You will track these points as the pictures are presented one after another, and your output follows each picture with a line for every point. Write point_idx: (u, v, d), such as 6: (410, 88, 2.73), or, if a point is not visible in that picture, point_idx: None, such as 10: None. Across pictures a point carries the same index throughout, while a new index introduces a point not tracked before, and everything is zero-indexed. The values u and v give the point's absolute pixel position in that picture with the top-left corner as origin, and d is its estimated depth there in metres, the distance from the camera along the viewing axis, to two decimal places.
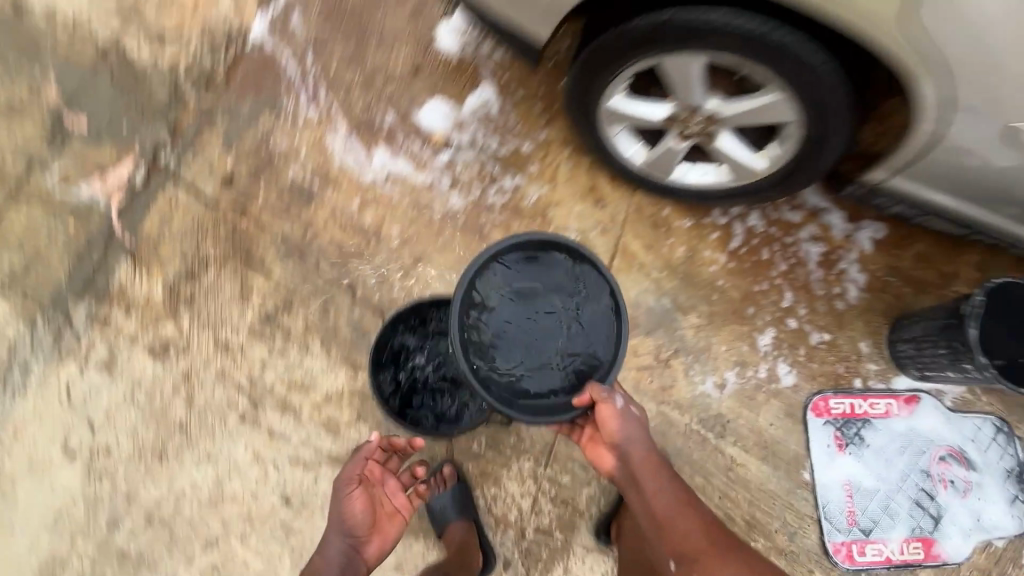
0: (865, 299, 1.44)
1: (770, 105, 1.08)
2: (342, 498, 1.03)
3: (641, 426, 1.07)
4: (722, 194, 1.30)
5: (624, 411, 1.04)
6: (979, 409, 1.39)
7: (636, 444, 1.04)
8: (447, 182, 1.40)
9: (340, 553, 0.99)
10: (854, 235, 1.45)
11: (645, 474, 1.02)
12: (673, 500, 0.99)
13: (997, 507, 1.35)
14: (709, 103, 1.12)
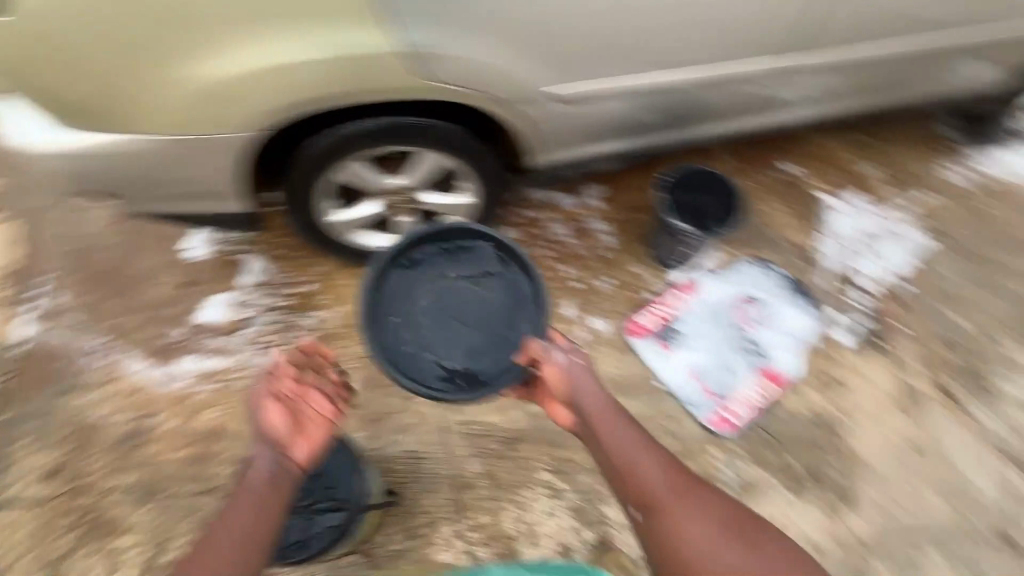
0: (618, 236, 1.76)
1: (425, 162, 1.39)
2: (257, 406, 0.94)
3: (592, 375, 1.08)
4: None
5: (569, 363, 1.07)
6: (738, 261, 1.75)
7: (587, 394, 1.05)
8: (253, 353, 1.54)
9: (281, 454, 0.90)
10: (582, 201, 1.81)
11: (601, 423, 1.02)
12: (631, 444, 1.00)
13: (795, 317, 1.66)
14: (391, 183, 1.42)
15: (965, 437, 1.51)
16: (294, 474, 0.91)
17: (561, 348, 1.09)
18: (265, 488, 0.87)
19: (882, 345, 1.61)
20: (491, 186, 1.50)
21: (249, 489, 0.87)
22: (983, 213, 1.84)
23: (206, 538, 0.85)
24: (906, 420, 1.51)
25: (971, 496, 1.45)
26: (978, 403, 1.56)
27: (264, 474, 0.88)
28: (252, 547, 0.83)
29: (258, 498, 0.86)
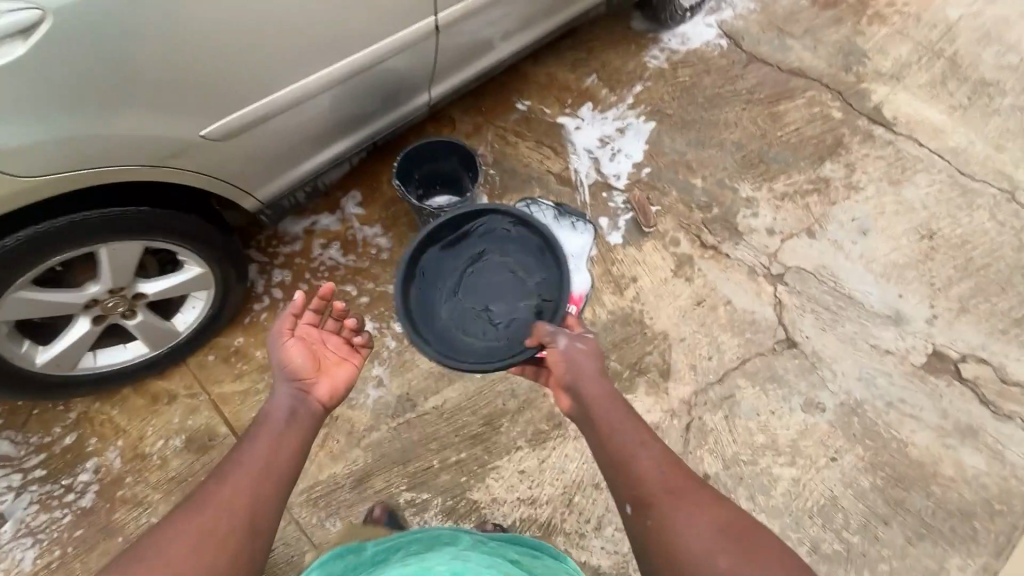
0: (389, 238, 1.76)
1: (109, 256, 1.20)
2: (278, 346, 1.09)
3: (593, 359, 1.08)
4: (215, 299, 1.44)
5: (568, 347, 1.08)
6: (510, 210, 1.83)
7: (587, 378, 1.03)
8: (31, 541, 1.34)
9: (291, 395, 1.03)
10: (345, 218, 1.78)
11: (599, 410, 0.99)
12: (628, 436, 0.94)
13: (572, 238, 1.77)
14: (89, 294, 1.23)
15: (737, 277, 1.71)
16: (308, 411, 1.03)
17: (562, 333, 1.11)
18: (281, 425, 0.98)
19: (647, 231, 1.80)
20: (217, 245, 1.35)
21: (269, 423, 0.98)
22: (687, 83, 2.08)
23: (238, 455, 0.93)
24: (686, 285, 1.71)
25: (758, 321, 1.65)
26: (736, 242, 1.78)
27: (290, 405, 1.01)
28: (270, 477, 0.90)
29: (275, 438, 0.95)
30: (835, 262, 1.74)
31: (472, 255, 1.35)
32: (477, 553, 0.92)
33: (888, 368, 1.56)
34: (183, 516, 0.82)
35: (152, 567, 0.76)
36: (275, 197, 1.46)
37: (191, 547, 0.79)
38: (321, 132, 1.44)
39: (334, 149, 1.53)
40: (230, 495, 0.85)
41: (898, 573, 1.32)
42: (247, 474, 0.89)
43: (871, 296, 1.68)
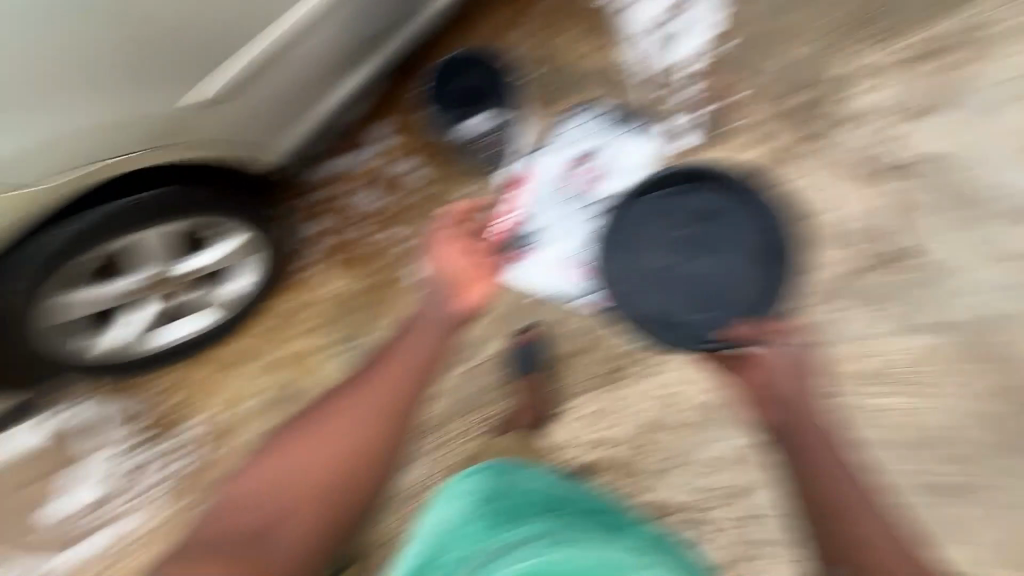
0: (428, 170, 1.60)
1: (138, 241, 1.19)
2: (436, 252, 1.25)
3: (800, 378, 0.99)
4: (257, 273, 1.43)
5: (774, 355, 1.00)
6: (558, 124, 1.60)
7: (797, 405, 0.96)
8: (161, 492, 1.53)
9: (440, 300, 1.17)
10: (378, 154, 1.62)
11: (812, 451, 0.93)
12: (853, 498, 0.89)
13: (634, 152, 1.55)
14: (132, 278, 1.26)
15: (838, 178, 1.43)
16: (439, 337, 1.11)
17: (770, 335, 1.02)
18: (430, 325, 1.13)
19: (726, 129, 1.50)
20: (247, 204, 1.30)
21: (420, 323, 1.14)
22: None
23: (384, 364, 1.07)
24: (773, 193, 1.46)
25: (864, 230, 1.40)
26: (840, 130, 1.45)
27: (430, 333, 1.11)
28: (416, 371, 1.05)
29: (409, 363, 1.05)
30: (970, 144, 1.40)
31: (723, 219, 1.28)
32: (633, 543, 1.00)
33: (1019, 276, 1.35)
34: (354, 399, 1.01)
35: (313, 444, 0.96)
36: (296, 145, 1.36)
37: (340, 440, 0.96)
38: (324, 62, 1.29)
39: (344, 80, 1.37)
40: (374, 405, 1.00)
41: (992, 492, 1.30)
42: (385, 388, 1.02)
43: (1010, 184, 1.38)
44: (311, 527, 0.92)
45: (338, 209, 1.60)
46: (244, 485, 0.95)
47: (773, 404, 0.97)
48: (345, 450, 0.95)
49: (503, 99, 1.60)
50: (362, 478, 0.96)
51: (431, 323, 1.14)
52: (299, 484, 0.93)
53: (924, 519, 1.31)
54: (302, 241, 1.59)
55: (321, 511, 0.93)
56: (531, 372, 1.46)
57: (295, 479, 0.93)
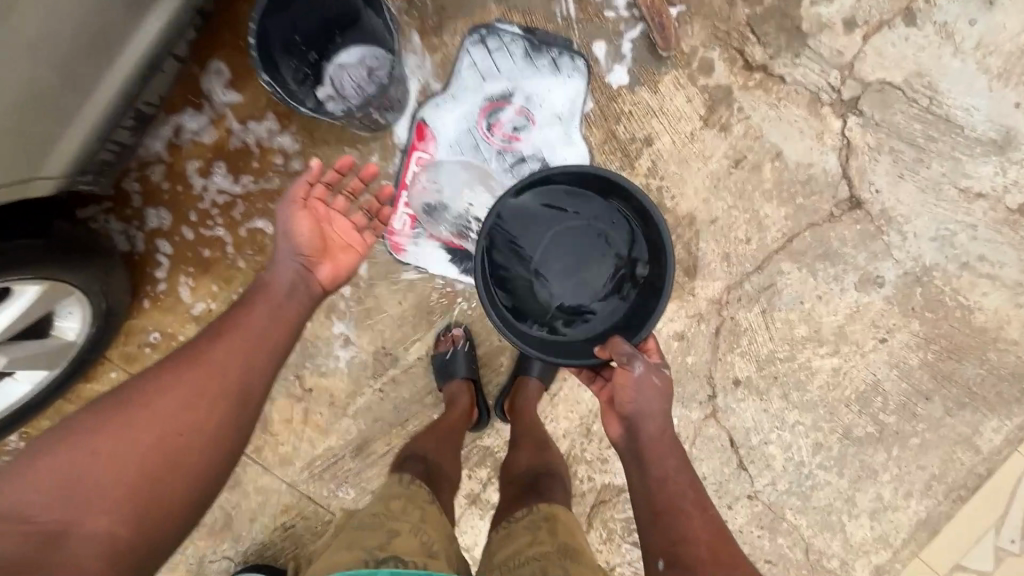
0: (294, 137, 1.21)
1: None
2: (287, 215, 1.00)
3: (662, 399, 0.96)
4: (92, 309, 1.10)
5: (642, 379, 0.94)
6: (454, 61, 1.23)
7: (652, 420, 0.93)
8: None
9: (295, 270, 0.98)
10: (218, 116, 1.20)
11: (654, 452, 0.91)
12: (685, 493, 0.88)
13: (553, 94, 1.23)
14: None
15: (794, 115, 1.22)
16: (307, 290, 1.00)
17: (641, 359, 0.95)
18: (281, 297, 0.97)
19: (666, 58, 1.21)
20: (51, 251, 0.97)
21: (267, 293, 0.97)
22: None
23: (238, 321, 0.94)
24: (720, 137, 1.23)
25: (816, 176, 1.23)
26: (797, 53, 1.20)
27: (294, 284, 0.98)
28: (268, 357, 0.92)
29: (268, 317, 0.94)
30: (938, 65, 1.20)
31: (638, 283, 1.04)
32: None
33: (973, 218, 1.23)
34: (177, 375, 0.85)
35: (139, 420, 0.81)
36: (87, 146, 0.97)
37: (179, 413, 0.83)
38: (86, 25, 0.85)
39: (134, 39, 0.94)
40: (225, 368, 0.88)
41: (929, 444, 1.28)
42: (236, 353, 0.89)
43: (978, 111, 1.20)
44: (128, 525, 0.75)
45: (178, 197, 1.21)
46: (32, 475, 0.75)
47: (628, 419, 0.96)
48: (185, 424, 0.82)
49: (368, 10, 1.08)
50: (206, 459, 0.84)
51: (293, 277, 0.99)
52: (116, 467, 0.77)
53: (862, 474, 1.29)
54: (142, 245, 1.22)
55: (144, 500, 0.78)
56: (456, 378, 1.21)
57: (110, 461, 0.78)
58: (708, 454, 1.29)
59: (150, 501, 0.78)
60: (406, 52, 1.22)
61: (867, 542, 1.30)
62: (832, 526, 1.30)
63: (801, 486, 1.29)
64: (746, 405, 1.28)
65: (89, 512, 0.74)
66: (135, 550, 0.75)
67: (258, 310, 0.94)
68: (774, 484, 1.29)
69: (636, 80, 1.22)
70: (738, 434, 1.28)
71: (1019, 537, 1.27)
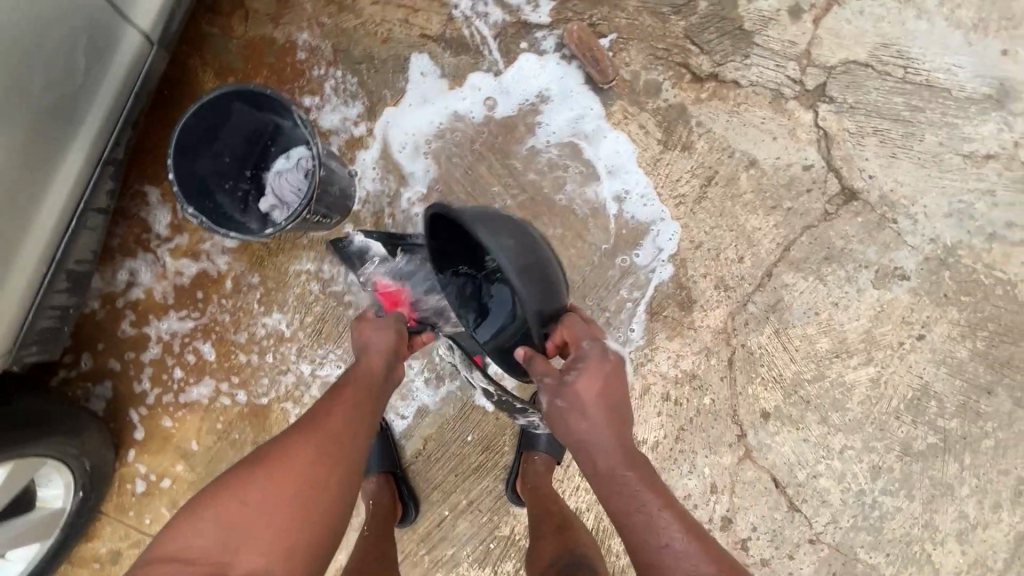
0: (245, 257, 1.21)
1: None
2: (371, 339, 0.93)
3: (602, 400, 0.84)
4: (92, 469, 1.13)
5: (553, 410, 0.85)
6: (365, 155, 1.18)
7: (581, 436, 0.83)
8: None
9: (382, 358, 0.91)
10: (168, 252, 1.22)
11: (597, 463, 0.82)
12: (637, 503, 0.77)
13: (484, 148, 1.17)
14: None
15: (754, 122, 1.13)
16: (388, 379, 0.91)
17: (544, 386, 0.86)
18: (365, 382, 0.88)
19: (605, 89, 1.14)
20: (22, 427, 1.00)
21: (350, 383, 0.88)
22: None
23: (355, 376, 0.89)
24: (685, 157, 1.14)
25: (799, 176, 1.13)
26: (746, 53, 1.12)
27: (391, 357, 0.92)
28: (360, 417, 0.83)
29: (374, 394, 0.87)
30: (905, 30, 1.11)
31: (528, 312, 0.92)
32: None
33: (988, 182, 1.10)
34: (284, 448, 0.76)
35: (269, 480, 0.72)
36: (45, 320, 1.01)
37: (319, 473, 0.74)
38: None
39: (51, 190, 0.94)
40: (346, 440, 0.79)
41: (1005, 444, 1.11)
42: (362, 405, 0.85)
43: (962, 69, 1.10)
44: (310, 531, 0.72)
45: (152, 335, 1.23)
46: (188, 523, 0.70)
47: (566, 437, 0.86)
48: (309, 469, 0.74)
49: (242, 103, 1.02)
50: (332, 510, 0.74)
51: (379, 368, 0.90)
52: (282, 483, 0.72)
53: (936, 493, 1.12)
54: (123, 391, 1.23)
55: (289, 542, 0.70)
56: (375, 474, 1.14)
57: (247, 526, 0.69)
58: (753, 501, 1.14)
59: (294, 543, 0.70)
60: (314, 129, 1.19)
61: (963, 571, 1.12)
62: (917, 559, 1.12)
63: (867, 518, 1.13)
64: (783, 438, 1.14)
65: (236, 573, 0.66)
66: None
67: (367, 376, 0.89)
68: (836, 522, 1.14)
69: (574, 107, 1.15)
70: (781, 471, 1.14)
71: None
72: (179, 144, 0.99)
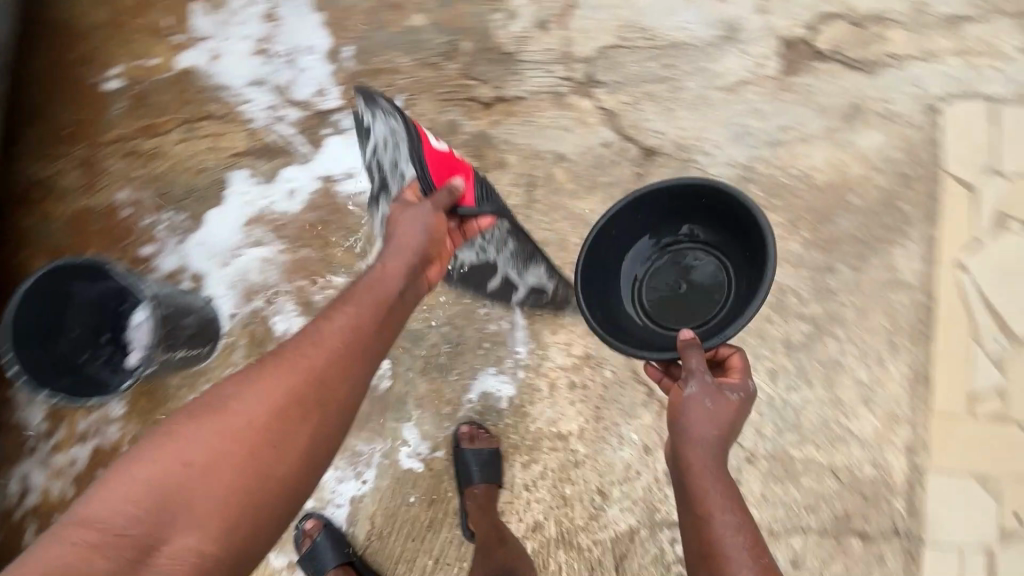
0: (134, 418, 1.20)
1: None
2: (398, 235, 0.85)
3: (729, 412, 0.82)
4: None
5: (693, 399, 0.82)
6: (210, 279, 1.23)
7: (700, 428, 0.80)
8: None
9: (402, 268, 0.83)
10: (54, 443, 1.19)
11: (704, 461, 0.79)
12: (725, 515, 0.75)
13: (327, 231, 1.24)
14: None
15: (548, 124, 1.26)
16: (410, 290, 0.84)
17: (701, 379, 0.83)
18: (379, 292, 0.80)
19: None
20: None
21: (362, 288, 0.80)
22: None
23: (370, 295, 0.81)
24: (503, 173, 1.25)
25: (603, 154, 1.26)
26: (518, 72, 1.26)
27: (410, 266, 0.84)
28: (365, 349, 0.77)
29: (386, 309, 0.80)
30: (636, 8, 1.28)
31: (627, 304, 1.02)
32: None
33: (753, 103, 1.27)
34: (270, 375, 0.72)
35: (251, 414, 0.70)
36: None
37: (301, 413, 0.71)
38: None
39: None
40: (346, 375, 0.74)
41: (864, 308, 1.24)
42: (372, 326, 0.78)
43: (692, 23, 1.28)
44: (277, 481, 0.69)
45: None
46: (168, 444, 0.68)
47: (676, 424, 0.84)
48: (289, 408, 0.71)
49: (71, 279, 1.05)
50: (307, 453, 0.71)
51: (401, 276, 0.82)
52: (261, 421, 0.70)
53: (830, 372, 1.23)
54: None
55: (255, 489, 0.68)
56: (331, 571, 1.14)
57: (217, 458, 0.67)
58: None
59: (261, 491, 0.68)
60: (162, 274, 1.22)
61: (882, 430, 1.22)
62: (840, 436, 1.22)
63: (785, 419, 1.22)
64: None
65: (188, 518, 0.65)
66: (239, 525, 0.67)
67: (384, 285, 0.81)
68: (761, 433, 1.23)
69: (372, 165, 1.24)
70: None
71: (999, 336, 1.23)
72: (20, 342, 1.02)
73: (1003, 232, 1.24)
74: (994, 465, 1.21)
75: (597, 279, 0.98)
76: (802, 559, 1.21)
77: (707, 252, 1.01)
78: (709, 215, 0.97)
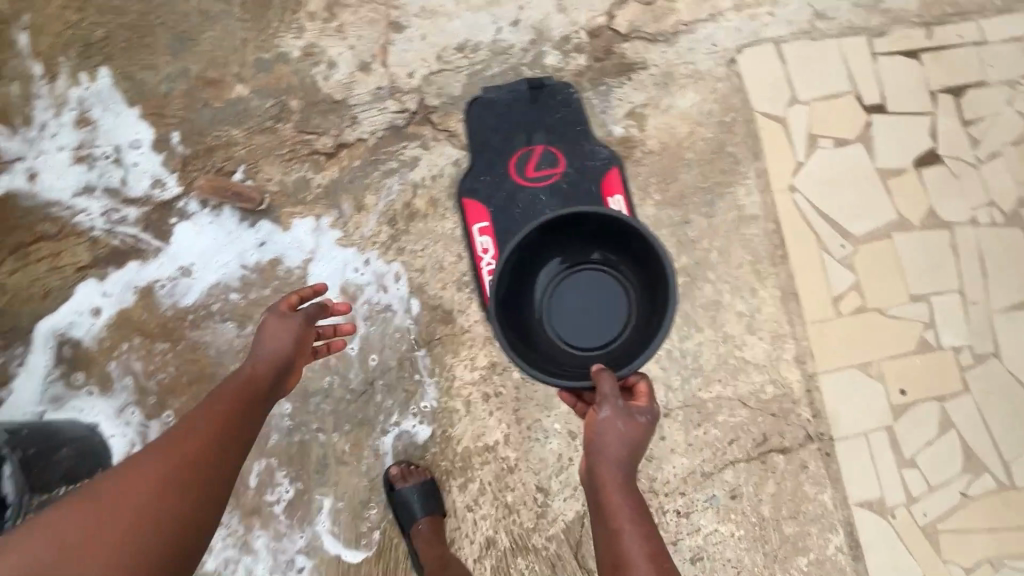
0: None
1: None
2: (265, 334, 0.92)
3: (635, 438, 0.84)
4: None
5: (607, 424, 0.84)
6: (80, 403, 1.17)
7: (608, 451, 0.83)
8: None
9: (278, 348, 0.91)
10: None
11: (615, 482, 0.82)
12: (632, 532, 0.77)
13: (202, 320, 1.21)
14: None
15: (395, 157, 1.30)
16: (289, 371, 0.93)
17: (614, 403, 0.85)
18: (261, 367, 0.88)
19: (262, 208, 1.25)
20: None
21: (250, 364, 0.88)
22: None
23: (207, 417, 0.79)
24: (365, 214, 1.27)
25: (455, 172, 1.30)
26: (352, 115, 1.29)
27: (288, 345, 0.92)
28: (252, 405, 0.83)
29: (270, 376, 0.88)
30: (448, 32, 1.34)
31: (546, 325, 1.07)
32: None
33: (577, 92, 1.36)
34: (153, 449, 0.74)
35: (130, 484, 0.70)
36: None
37: (189, 467, 0.73)
38: None
39: None
40: (234, 428, 0.79)
41: (726, 246, 1.35)
42: (256, 390, 0.85)
43: (503, 34, 1.36)
44: (158, 535, 0.68)
45: None
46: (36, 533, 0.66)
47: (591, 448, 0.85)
48: (171, 471, 0.72)
49: None
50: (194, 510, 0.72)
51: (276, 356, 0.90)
52: (140, 487, 0.70)
53: (713, 313, 1.33)
54: None
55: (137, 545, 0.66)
56: None
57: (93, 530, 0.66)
58: None
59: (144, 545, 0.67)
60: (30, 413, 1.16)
61: (771, 350, 1.33)
62: (738, 367, 1.32)
63: (687, 367, 1.31)
64: None
65: None
66: None
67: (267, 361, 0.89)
68: (671, 386, 1.30)
69: (222, 241, 1.24)
70: None
71: (842, 239, 1.37)
72: None
73: (818, 151, 1.40)
74: (871, 353, 1.34)
75: (511, 318, 1.02)
76: (739, 489, 1.29)
77: (609, 276, 1.08)
78: (610, 238, 1.04)
